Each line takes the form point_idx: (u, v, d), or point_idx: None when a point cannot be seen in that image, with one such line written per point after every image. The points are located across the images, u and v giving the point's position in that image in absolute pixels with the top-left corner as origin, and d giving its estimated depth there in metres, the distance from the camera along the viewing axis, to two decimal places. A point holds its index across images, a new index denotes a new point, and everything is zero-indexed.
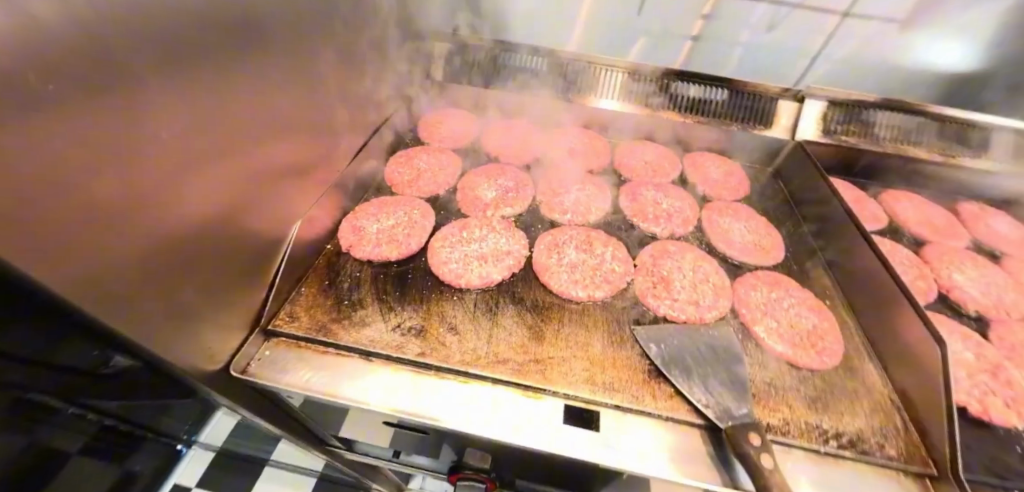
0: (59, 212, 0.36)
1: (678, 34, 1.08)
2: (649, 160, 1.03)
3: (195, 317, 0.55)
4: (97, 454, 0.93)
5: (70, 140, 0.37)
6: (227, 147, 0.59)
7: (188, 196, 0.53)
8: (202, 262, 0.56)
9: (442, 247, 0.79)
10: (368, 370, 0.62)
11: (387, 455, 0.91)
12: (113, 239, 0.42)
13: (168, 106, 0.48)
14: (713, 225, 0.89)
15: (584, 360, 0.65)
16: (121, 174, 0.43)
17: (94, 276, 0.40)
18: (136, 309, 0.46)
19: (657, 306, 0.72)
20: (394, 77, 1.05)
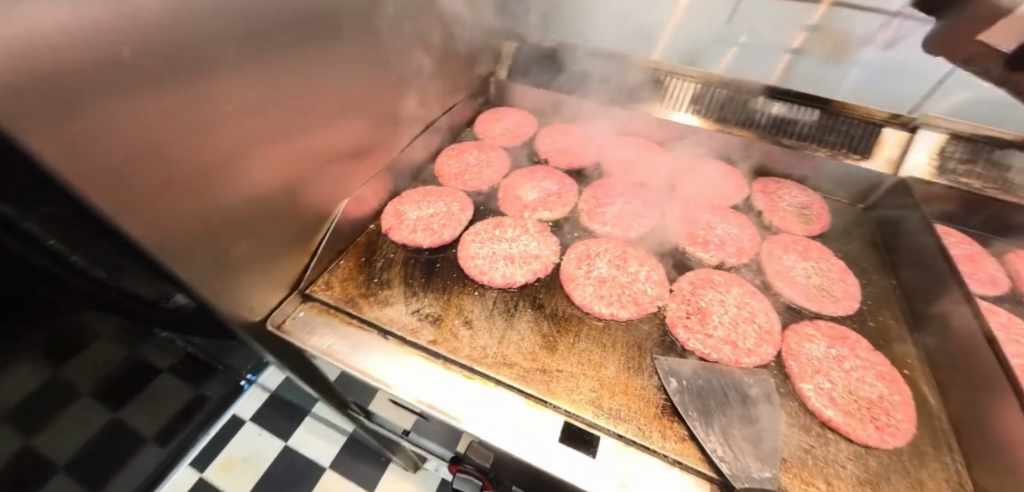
0: (134, 168, 0.42)
1: (776, 49, 0.96)
2: (713, 180, 0.95)
3: (242, 274, 0.60)
4: (179, 375, 1.09)
5: (149, 107, 0.42)
6: (296, 125, 0.64)
7: (254, 166, 0.58)
8: (256, 226, 0.61)
9: (473, 241, 0.79)
10: (381, 348, 0.65)
11: (397, 432, 0.94)
12: (180, 198, 0.48)
13: (244, 85, 0.53)
14: (773, 259, 0.79)
15: (593, 380, 0.61)
16: (193, 138, 0.48)
17: (159, 228, 0.46)
18: (195, 262, 0.51)
19: (686, 338, 0.66)
20: (463, 72, 1.07)
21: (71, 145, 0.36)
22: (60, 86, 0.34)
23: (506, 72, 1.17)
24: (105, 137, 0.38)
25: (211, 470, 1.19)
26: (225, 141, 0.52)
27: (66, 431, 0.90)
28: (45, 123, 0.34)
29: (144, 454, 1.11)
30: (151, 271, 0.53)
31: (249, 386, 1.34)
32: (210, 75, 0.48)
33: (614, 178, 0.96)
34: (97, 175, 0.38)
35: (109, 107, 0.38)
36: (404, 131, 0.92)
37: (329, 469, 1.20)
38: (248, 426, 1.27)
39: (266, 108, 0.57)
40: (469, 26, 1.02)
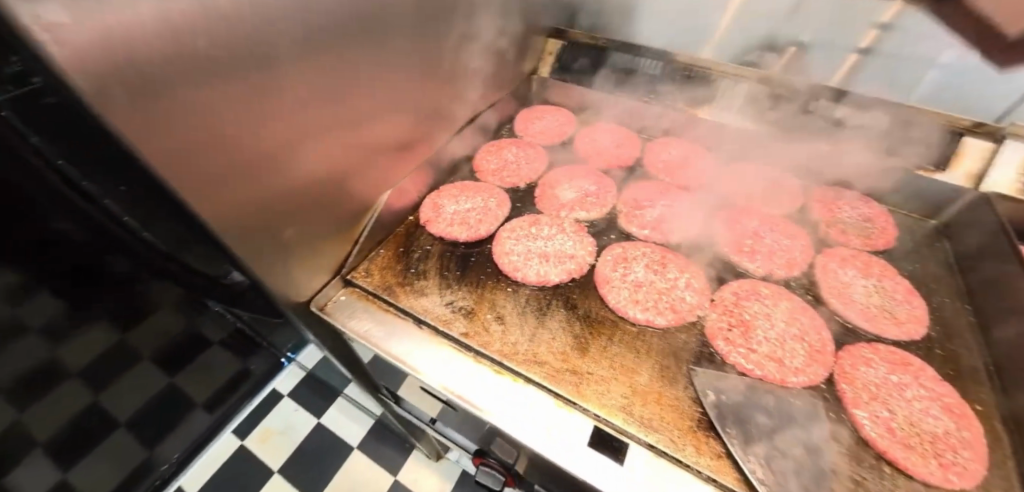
0: (200, 146, 0.44)
1: (843, 48, 0.88)
2: (764, 186, 0.90)
3: (288, 256, 0.62)
4: (232, 348, 1.18)
5: (215, 92, 0.44)
6: (347, 116, 0.65)
7: (307, 155, 0.60)
8: (304, 212, 0.63)
9: (509, 237, 0.79)
10: (414, 335, 0.67)
11: (424, 420, 0.96)
12: (239, 178, 0.50)
13: (303, 75, 0.55)
14: (829, 274, 0.74)
15: (624, 386, 0.59)
16: (252, 124, 0.50)
17: (219, 203, 0.49)
18: (248, 239, 0.54)
19: (727, 351, 0.62)
20: (509, 69, 1.06)
21: (145, 122, 0.38)
22: (141, 67, 0.37)
23: (549, 69, 1.16)
24: (174, 116, 0.41)
25: (251, 438, 1.43)
26: (281, 129, 0.54)
27: (136, 398, 0.97)
28: (125, 100, 0.36)
29: (196, 420, 1.27)
30: (212, 247, 0.57)
31: (288, 364, 1.57)
32: (273, 62, 0.50)
33: (656, 181, 0.93)
34: (164, 151, 0.41)
35: (180, 88, 0.41)
36: (449, 125, 0.93)
37: (357, 451, 1.40)
38: (286, 401, 1.52)
39: (322, 99, 0.59)
40: (520, 23, 1.01)
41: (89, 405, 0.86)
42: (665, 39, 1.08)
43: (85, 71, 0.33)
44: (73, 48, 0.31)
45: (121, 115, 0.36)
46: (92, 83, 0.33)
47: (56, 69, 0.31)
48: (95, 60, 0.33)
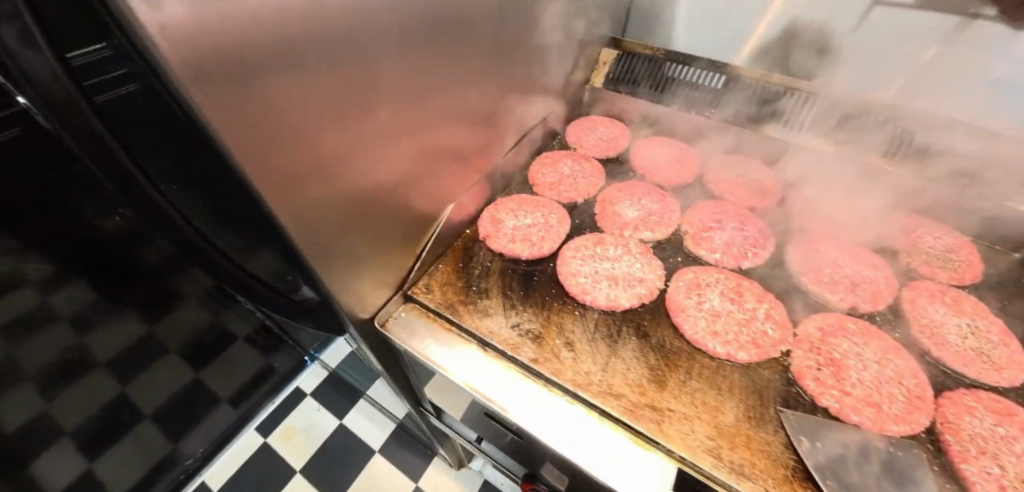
0: (282, 147, 0.42)
1: (901, 64, 0.83)
2: (836, 211, 0.85)
3: (352, 265, 0.60)
4: (254, 344, 1.26)
5: (307, 89, 0.42)
6: (424, 122, 0.62)
7: (381, 162, 0.57)
8: (372, 220, 0.60)
9: (573, 257, 0.76)
10: (480, 360, 0.65)
11: (469, 439, 0.98)
12: (314, 182, 0.47)
13: (388, 80, 0.52)
14: (917, 311, 0.70)
15: (709, 427, 0.56)
16: (337, 127, 0.47)
17: (293, 206, 0.46)
18: (319, 250, 0.52)
19: (819, 393, 0.59)
20: (567, 78, 1.03)
21: (235, 118, 0.35)
22: (243, 56, 0.34)
23: (602, 79, 1.11)
24: (263, 114, 0.38)
25: (275, 435, 1.48)
26: (362, 133, 0.52)
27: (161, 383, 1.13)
28: (218, 93, 0.33)
29: (221, 414, 1.32)
30: (285, 257, 0.55)
31: (311, 363, 1.61)
32: (360, 65, 0.47)
33: (720, 201, 0.89)
34: (248, 150, 0.38)
35: (272, 84, 0.38)
36: (509, 136, 0.90)
37: (377, 453, 1.44)
38: (308, 400, 1.56)
39: (400, 109, 0.56)
40: (583, 31, 0.97)
41: (117, 395, 0.92)
42: (701, 48, 1.03)
43: (186, 61, 0.30)
44: (179, 35, 0.28)
45: (213, 109, 0.33)
46: (191, 75, 0.30)
47: (161, 60, 0.29)
48: (196, 50, 0.30)
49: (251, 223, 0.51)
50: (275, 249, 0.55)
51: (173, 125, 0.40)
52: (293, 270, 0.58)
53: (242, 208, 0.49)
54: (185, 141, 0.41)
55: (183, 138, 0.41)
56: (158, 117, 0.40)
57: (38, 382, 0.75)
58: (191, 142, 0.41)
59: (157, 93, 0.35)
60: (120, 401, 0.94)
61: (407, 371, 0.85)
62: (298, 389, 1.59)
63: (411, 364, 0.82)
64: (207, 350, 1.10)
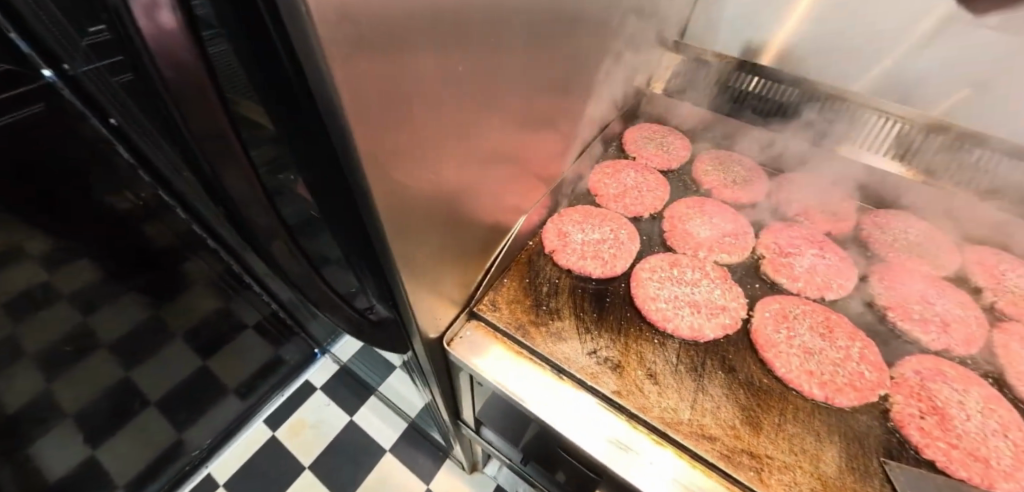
0: (398, 141, 0.36)
1: (958, 78, 0.79)
2: (911, 239, 0.82)
3: (430, 274, 0.55)
4: (262, 331, 1.33)
5: (432, 80, 0.36)
6: (515, 122, 0.58)
7: (473, 165, 0.53)
8: (453, 227, 0.55)
9: (650, 279, 0.72)
10: (558, 388, 0.61)
11: (514, 459, 0.99)
12: (415, 180, 0.42)
13: (499, 75, 0.47)
14: (1013, 357, 0.66)
15: (812, 477, 0.52)
16: (446, 124, 0.42)
17: (391, 209, 0.41)
18: (405, 260, 0.48)
19: (924, 443, 0.55)
20: (633, 83, 0.98)
21: (366, 105, 0.30)
22: (388, 32, 0.28)
23: (663, 85, 1.05)
24: (393, 100, 0.33)
25: (283, 430, 1.40)
26: (464, 133, 0.47)
27: (163, 373, 1.11)
28: (358, 72, 0.28)
29: (225, 403, 1.33)
30: (367, 267, 0.51)
31: (321, 356, 1.56)
32: (484, 56, 0.43)
33: (793, 224, 0.85)
34: (369, 143, 0.33)
35: (409, 66, 0.33)
36: (578, 142, 0.85)
37: (388, 452, 1.37)
38: (317, 394, 1.49)
39: (500, 109, 0.52)
40: (656, 33, 0.92)
41: (121, 379, 1.02)
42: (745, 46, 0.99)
43: (336, 34, 0.24)
44: (339, 2, 0.23)
45: (349, 93, 0.28)
46: (340, 47, 0.25)
47: (314, 39, 0.24)
48: (352, 20, 0.25)
49: (336, 225, 0.47)
50: (355, 255, 0.51)
51: (283, 119, 0.35)
52: (369, 276, 0.53)
53: (335, 209, 0.44)
54: (292, 135, 0.37)
55: (293, 133, 0.36)
56: (266, 108, 0.35)
57: (39, 362, 0.84)
58: (302, 137, 0.36)
59: (286, 82, 0.30)
60: (121, 385, 1.03)
61: (456, 382, 0.82)
62: (307, 382, 1.51)
63: (464, 379, 0.79)
64: (199, 333, 1.15)
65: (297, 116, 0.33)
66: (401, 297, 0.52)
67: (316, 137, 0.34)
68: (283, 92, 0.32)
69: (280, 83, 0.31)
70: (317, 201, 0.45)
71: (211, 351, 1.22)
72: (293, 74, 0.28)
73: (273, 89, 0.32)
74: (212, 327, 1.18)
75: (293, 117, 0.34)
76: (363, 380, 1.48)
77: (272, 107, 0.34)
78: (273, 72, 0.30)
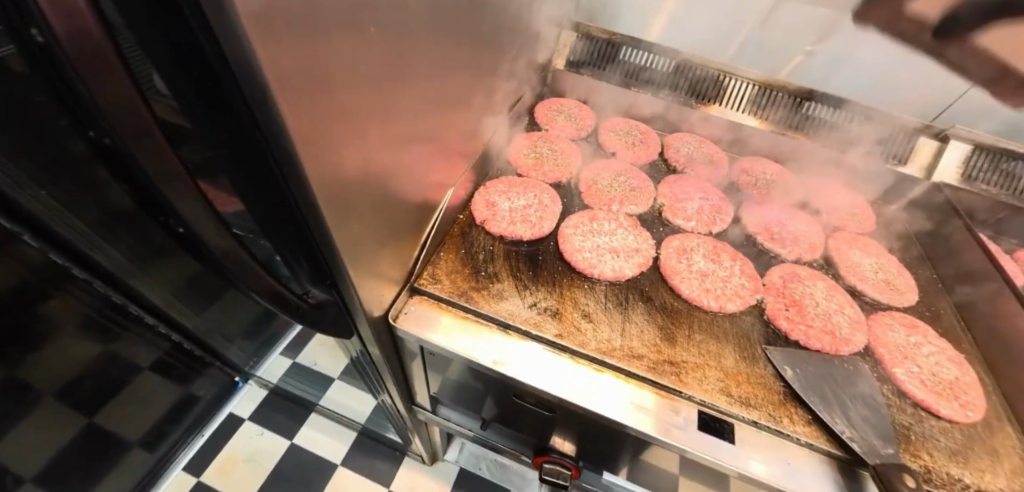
0: (328, 121, 0.38)
1: (792, 48, 1.03)
2: (769, 179, 1.01)
3: (371, 254, 0.57)
4: (163, 371, 1.20)
5: (357, 56, 0.39)
6: (436, 102, 0.62)
7: (404, 141, 0.56)
8: (388, 204, 0.58)
9: (574, 234, 0.80)
10: (507, 342, 0.66)
11: (474, 427, 1.04)
12: (349, 160, 0.44)
13: (415, 54, 0.51)
14: (843, 256, 0.87)
15: (717, 371, 0.65)
16: (374, 100, 0.45)
17: (327, 188, 0.42)
18: (347, 239, 0.49)
19: (790, 329, 0.71)
20: (535, 60, 1.04)
21: (294, 81, 0.31)
22: (312, 9, 0.30)
23: (564, 61, 1.14)
24: (318, 82, 0.34)
25: (209, 472, 1.30)
26: (394, 111, 0.50)
27: (38, 439, 0.95)
28: (281, 50, 0.28)
29: (129, 458, 1.20)
30: (303, 254, 0.51)
31: (242, 385, 1.47)
32: (402, 36, 0.46)
33: (682, 175, 1.00)
34: (299, 123, 0.34)
35: (331, 46, 0.34)
36: (491, 120, 0.90)
37: (341, 466, 1.34)
38: (247, 424, 1.40)
39: (422, 87, 0.56)
40: (550, 11, 0.98)
41: None
42: (631, 25, 1.13)
43: (259, 15, 0.25)
44: None
45: (274, 70, 0.29)
46: (264, 22, 0.26)
47: (236, 16, 0.24)
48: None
49: (266, 215, 0.46)
50: (289, 247, 0.50)
51: (197, 109, 0.34)
52: (304, 265, 0.53)
53: (263, 200, 0.44)
54: (209, 125, 0.36)
55: (209, 122, 0.36)
56: (177, 99, 0.34)
57: None
58: (221, 126, 0.36)
59: (200, 64, 0.30)
60: None
61: (406, 362, 0.83)
62: (231, 414, 1.42)
63: (414, 358, 0.81)
64: (88, 379, 1.00)
65: (215, 102, 0.33)
66: (342, 281, 0.53)
67: (241, 125, 0.35)
68: (200, 80, 0.32)
69: (195, 67, 0.31)
70: (243, 194, 0.44)
71: (99, 405, 1.07)
72: (212, 54, 0.28)
73: (187, 75, 0.31)
74: (100, 375, 1.03)
75: (210, 107, 0.34)
76: (302, 397, 1.43)
77: (183, 98, 0.34)
78: (186, 55, 0.30)
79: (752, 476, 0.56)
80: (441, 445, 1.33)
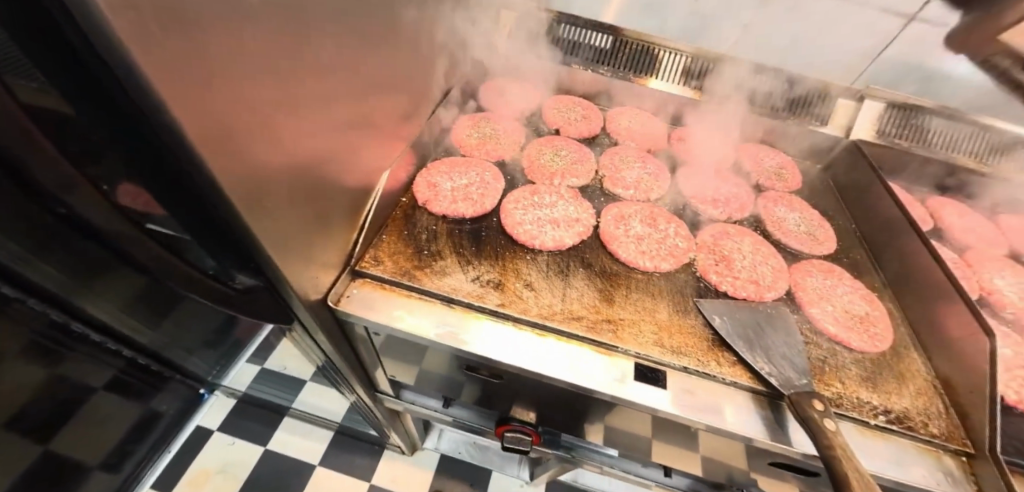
0: (229, 117, 0.39)
1: (732, 22, 1.08)
2: (704, 147, 1.06)
3: (304, 241, 0.57)
4: (118, 389, 1.16)
5: (250, 38, 0.39)
6: (358, 85, 0.62)
7: (327, 123, 0.56)
8: (320, 188, 0.58)
9: (516, 208, 0.83)
10: (450, 315, 0.67)
11: (436, 407, 1.05)
12: (265, 153, 0.45)
13: (323, 35, 0.51)
14: (770, 213, 0.93)
15: (651, 324, 0.70)
16: (282, 82, 0.45)
17: (237, 176, 0.42)
18: (269, 228, 0.49)
19: (719, 282, 0.77)
20: (466, 44, 1.05)
21: (175, 66, 0.31)
22: None
23: (504, 41, 1.14)
24: (211, 80, 0.35)
25: (181, 486, 1.29)
26: (309, 93, 0.51)
27: None
28: (152, 35, 0.29)
29: (92, 480, 1.18)
30: (228, 244, 0.50)
31: (209, 396, 1.45)
32: (303, 17, 0.46)
33: (623, 146, 1.04)
34: (189, 109, 0.34)
35: (218, 41, 0.35)
36: (427, 104, 0.90)
37: (319, 466, 1.36)
38: (216, 435, 1.39)
39: (339, 70, 0.56)
40: None
41: None
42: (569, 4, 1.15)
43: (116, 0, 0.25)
44: None
45: (147, 56, 0.29)
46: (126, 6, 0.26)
47: None
48: None
49: (178, 205, 0.46)
50: (211, 238, 0.50)
51: (80, 99, 0.34)
52: (229, 255, 0.53)
53: (174, 190, 0.43)
54: (99, 115, 0.36)
55: (95, 107, 0.35)
56: (59, 92, 0.34)
57: None
58: (110, 112, 0.35)
59: (65, 45, 0.30)
60: None
61: (361, 350, 0.84)
62: (200, 427, 1.41)
63: (367, 344, 0.81)
64: (38, 406, 0.95)
65: (96, 91, 0.33)
66: (270, 271, 0.53)
67: (126, 113, 0.34)
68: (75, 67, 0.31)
69: (68, 56, 0.30)
70: (153, 186, 0.43)
71: (53, 432, 1.03)
72: (78, 42, 0.28)
73: (62, 63, 0.31)
74: (48, 401, 0.97)
75: (92, 95, 0.34)
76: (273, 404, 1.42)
77: (59, 83, 0.33)
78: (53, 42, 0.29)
79: (687, 419, 0.59)
80: (419, 435, 1.36)
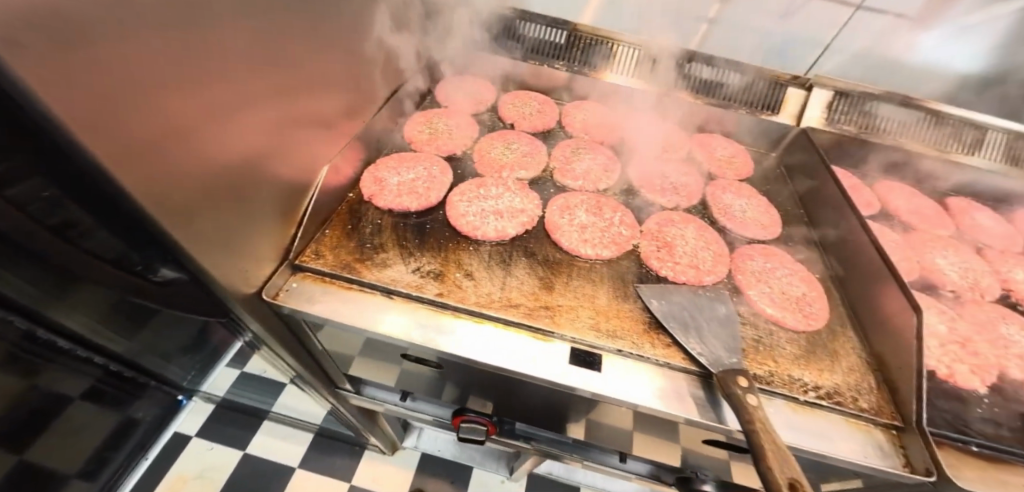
0: (136, 126, 0.39)
1: (693, 17, 1.07)
2: (658, 139, 1.08)
3: (235, 239, 0.57)
4: (92, 399, 1.14)
5: (147, 43, 0.40)
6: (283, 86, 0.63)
7: (252, 122, 0.57)
8: (252, 184, 0.59)
9: (460, 201, 0.84)
10: (390, 306, 0.67)
11: (395, 400, 1.05)
12: (186, 155, 0.45)
13: (233, 38, 0.52)
14: (717, 200, 0.95)
15: (589, 309, 0.71)
16: (193, 86, 0.46)
17: (152, 186, 0.41)
18: (195, 233, 0.48)
19: (660, 267, 0.78)
20: (417, 43, 1.06)
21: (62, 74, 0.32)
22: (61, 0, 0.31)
23: (458, 39, 1.16)
24: (108, 88, 0.36)
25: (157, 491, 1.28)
26: (226, 94, 0.51)
27: None
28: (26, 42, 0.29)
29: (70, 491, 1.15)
30: (147, 242, 0.50)
31: (187, 402, 1.44)
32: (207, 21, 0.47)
33: (576, 139, 1.05)
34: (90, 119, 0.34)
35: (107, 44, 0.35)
36: (372, 100, 0.91)
37: (299, 468, 1.36)
38: (196, 440, 1.38)
39: (258, 71, 0.57)
40: None
41: None
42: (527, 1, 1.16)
43: None
44: None
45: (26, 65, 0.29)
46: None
47: None
48: None
49: (88, 200, 0.45)
50: (129, 233, 0.50)
51: None
52: (154, 253, 0.52)
53: (82, 190, 0.42)
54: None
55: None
56: None
57: None
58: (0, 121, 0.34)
59: None
60: None
61: (310, 346, 0.84)
62: (178, 433, 1.39)
63: (314, 339, 0.81)
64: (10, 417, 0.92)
65: None
66: (200, 274, 0.52)
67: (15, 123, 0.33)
68: None
69: None
70: (60, 184, 0.43)
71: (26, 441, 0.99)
72: None
73: None
74: (18, 410, 0.94)
75: None
76: (249, 408, 1.42)
77: None
78: None
79: (627, 403, 0.59)
80: (398, 435, 1.36)
